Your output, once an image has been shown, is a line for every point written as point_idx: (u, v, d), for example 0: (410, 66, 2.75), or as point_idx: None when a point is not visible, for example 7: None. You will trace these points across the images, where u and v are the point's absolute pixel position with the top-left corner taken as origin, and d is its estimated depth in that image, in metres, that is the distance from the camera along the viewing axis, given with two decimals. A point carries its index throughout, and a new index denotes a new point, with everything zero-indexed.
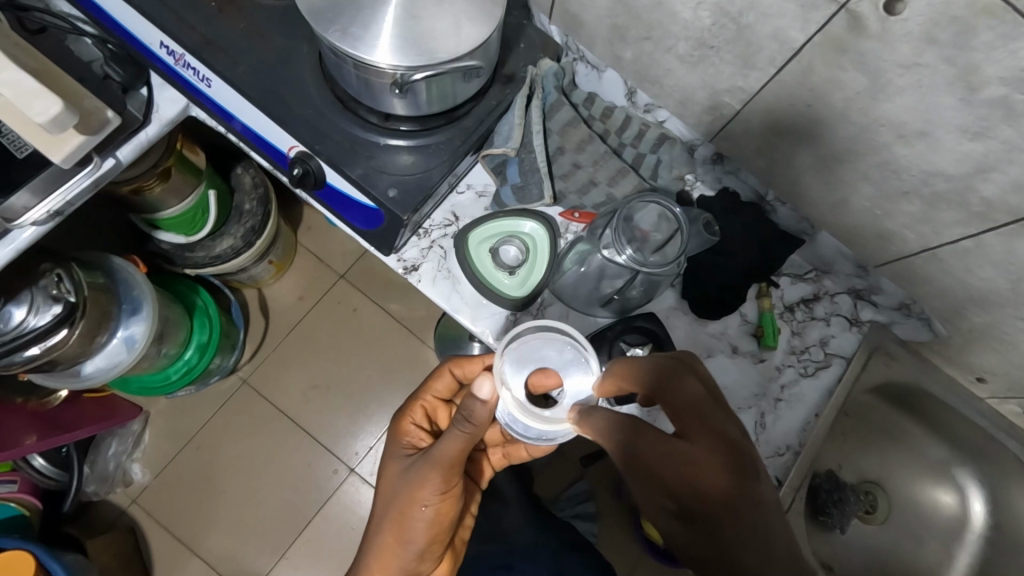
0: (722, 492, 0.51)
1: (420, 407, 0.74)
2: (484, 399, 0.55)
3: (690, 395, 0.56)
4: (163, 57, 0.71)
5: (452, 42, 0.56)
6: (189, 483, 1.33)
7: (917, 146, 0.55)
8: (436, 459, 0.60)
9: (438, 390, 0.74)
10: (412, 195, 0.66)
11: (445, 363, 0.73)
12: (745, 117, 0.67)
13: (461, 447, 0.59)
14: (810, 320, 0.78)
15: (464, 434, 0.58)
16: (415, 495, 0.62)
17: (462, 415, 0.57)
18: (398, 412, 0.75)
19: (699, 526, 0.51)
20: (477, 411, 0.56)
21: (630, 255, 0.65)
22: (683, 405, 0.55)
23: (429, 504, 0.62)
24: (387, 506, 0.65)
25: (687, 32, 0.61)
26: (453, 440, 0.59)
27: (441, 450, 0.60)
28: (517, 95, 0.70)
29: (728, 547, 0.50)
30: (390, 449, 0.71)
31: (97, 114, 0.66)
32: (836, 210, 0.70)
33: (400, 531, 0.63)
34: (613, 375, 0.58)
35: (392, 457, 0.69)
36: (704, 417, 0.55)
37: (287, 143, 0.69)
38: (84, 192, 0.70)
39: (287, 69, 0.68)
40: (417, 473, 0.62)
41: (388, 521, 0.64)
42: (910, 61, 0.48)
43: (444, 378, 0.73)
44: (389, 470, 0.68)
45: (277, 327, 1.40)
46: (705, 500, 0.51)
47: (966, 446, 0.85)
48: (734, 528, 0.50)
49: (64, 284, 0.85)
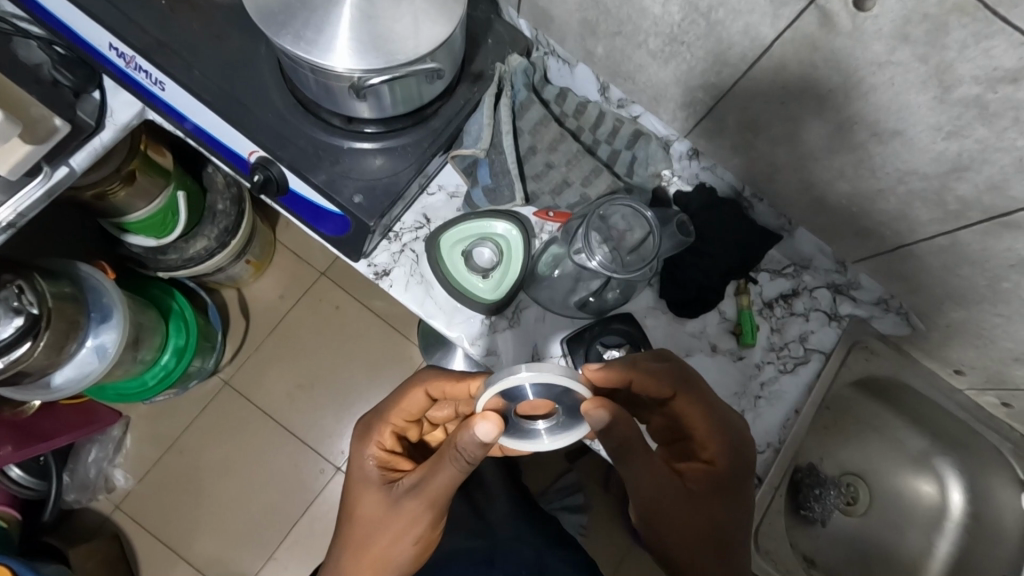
0: (723, 473, 0.66)
1: (390, 429, 0.71)
2: (488, 440, 0.55)
3: (706, 405, 0.67)
4: (113, 59, 0.68)
5: (411, 43, 0.53)
6: (173, 491, 1.32)
7: (892, 145, 0.54)
8: (429, 494, 0.62)
9: (410, 411, 0.71)
10: (379, 200, 0.64)
11: (419, 386, 0.69)
12: (719, 113, 0.65)
13: (454, 479, 0.61)
14: (789, 315, 0.77)
15: (460, 468, 0.59)
16: (409, 525, 0.64)
17: (461, 455, 0.58)
18: (362, 433, 0.72)
19: (700, 505, 0.65)
20: (474, 451, 0.56)
21: (601, 260, 0.63)
22: (707, 408, 0.67)
23: (421, 531, 0.64)
24: (373, 538, 0.65)
25: (657, 27, 0.59)
26: (446, 475, 0.61)
27: (436, 482, 0.61)
28: (486, 93, 0.68)
29: (712, 514, 0.65)
30: (359, 473, 0.69)
31: (44, 122, 0.63)
32: (813, 206, 0.69)
33: (390, 556, 0.65)
34: (626, 375, 0.63)
35: (366, 484, 0.68)
36: (715, 418, 0.67)
37: (247, 147, 0.67)
38: (37, 204, 0.68)
39: (246, 71, 0.65)
40: (408, 508, 0.63)
41: (372, 550, 0.65)
42: (882, 59, 0.47)
43: (417, 399, 0.70)
44: (366, 498, 0.67)
45: (258, 328, 1.38)
46: (711, 477, 0.66)
47: (946, 438, 0.85)
48: (719, 500, 0.66)
49: (26, 296, 0.83)
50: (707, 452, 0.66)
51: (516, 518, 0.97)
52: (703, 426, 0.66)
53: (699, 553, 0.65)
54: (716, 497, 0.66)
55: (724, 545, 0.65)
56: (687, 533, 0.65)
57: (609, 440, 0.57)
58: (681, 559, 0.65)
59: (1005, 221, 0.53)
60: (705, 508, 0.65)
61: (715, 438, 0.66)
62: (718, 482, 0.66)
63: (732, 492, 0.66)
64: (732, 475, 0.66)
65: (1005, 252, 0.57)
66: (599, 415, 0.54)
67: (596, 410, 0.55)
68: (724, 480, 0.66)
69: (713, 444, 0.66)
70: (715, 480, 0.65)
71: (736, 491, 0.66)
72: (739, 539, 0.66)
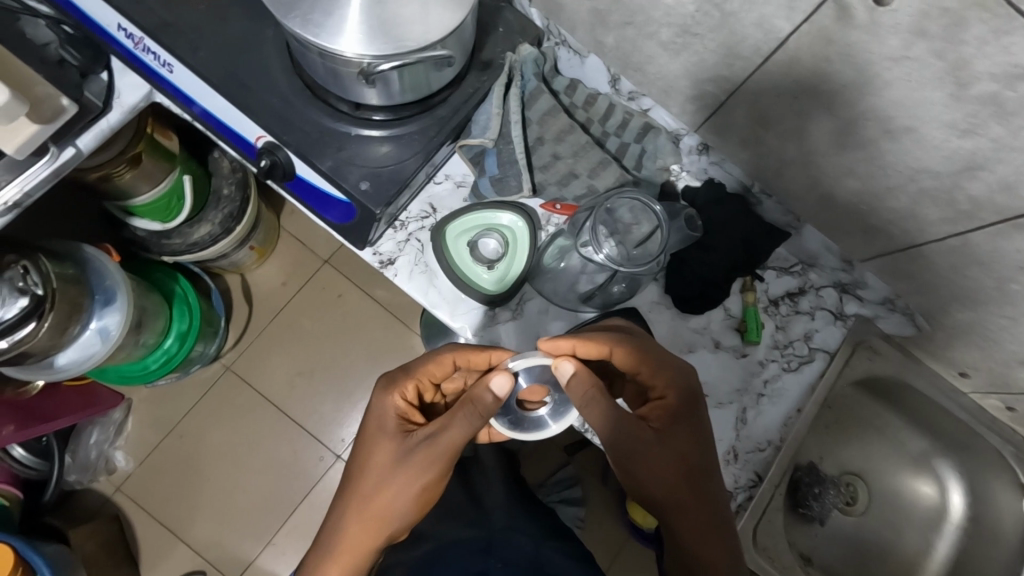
0: (681, 407, 0.66)
1: (413, 386, 0.71)
2: (495, 395, 0.58)
3: (645, 345, 0.67)
4: (122, 40, 0.68)
5: (420, 28, 0.53)
6: (176, 464, 1.33)
7: (905, 142, 0.53)
8: (444, 447, 0.63)
9: (434, 373, 0.71)
10: (386, 187, 0.64)
11: (448, 352, 0.69)
12: (729, 108, 0.65)
13: (467, 437, 0.61)
14: (794, 313, 0.76)
15: (470, 427, 0.61)
16: (419, 475, 0.64)
17: (475, 411, 0.59)
18: (385, 385, 0.72)
19: (670, 441, 0.63)
20: (488, 406, 0.58)
21: (609, 253, 0.63)
22: (648, 352, 0.66)
23: (429, 483, 0.65)
24: (381, 484, 0.65)
25: (670, 17, 0.58)
26: (462, 430, 0.61)
27: (452, 435, 0.62)
28: (495, 82, 0.67)
29: (682, 446, 0.64)
30: (377, 421, 0.69)
31: (50, 101, 0.62)
32: (822, 204, 0.68)
33: (394, 505, 0.66)
34: (569, 343, 0.63)
35: (381, 434, 0.68)
36: (660, 360, 0.67)
37: (254, 132, 0.66)
38: (45, 184, 0.67)
39: (252, 54, 0.65)
40: (420, 458, 0.64)
41: (379, 496, 0.66)
42: (898, 54, 0.46)
43: (444, 366, 0.70)
44: (380, 446, 0.67)
45: (261, 315, 1.38)
46: (670, 413, 0.65)
47: (947, 438, 0.85)
48: (686, 435, 0.65)
49: (31, 276, 0.83)
50: (656, 391, 0.67)
51: (514, 509, 0.97)
52: (647, 368, 0.66)
53: (677, 485, 0.62)
54: (678, 430, 0.65)
55: (701, 476, 0.64)
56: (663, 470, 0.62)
57: (581, 396, 0.58)
58: (668, 503, 0.63)
59: (1019, 223, 0.53)
60: (673, 441, 0.64)
61: (661, 375, 0.67)
62: (677, 416, 0.65)
63: (692, 422, 0.66)
64: (693, 412, 0.66)
65: (1015, 253, 0.56)
66: (566, 365, 0.57)
67: (564, 362, 0.57)
68: (681, 412, 0.66)
69: (659, 382, 0.67)
70: (673, 412, 0.65)
71: (698, 422, 0.66)
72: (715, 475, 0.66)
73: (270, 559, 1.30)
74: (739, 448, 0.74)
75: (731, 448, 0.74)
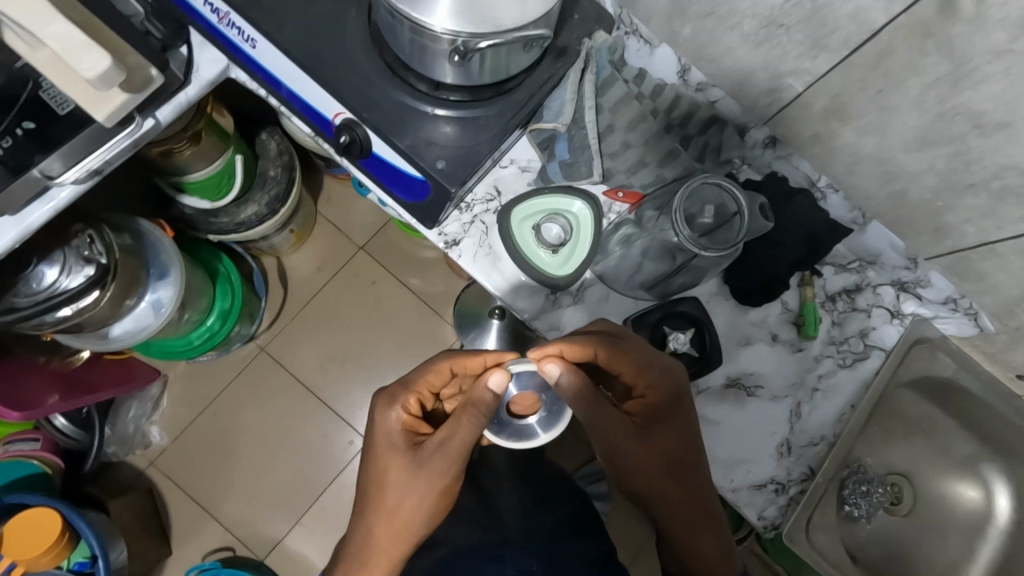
0: (662, 408, 0.68)
1: (414, 397, 0.72)
2: (494, 392, 0.60)
3: (629, 347, 0.65)
4: (206, 14, 0.69)
5: (516, 10, 0.54)
6: (189, 458, 1.34)
7: (995, 138, 0.53)
8: (453, 453, 0.66)
9: (433, 383, 0.72)
10: (461, 167, 0.65)
11: (445, 361, 0.70)
12: (806, 102, 0.65)
13: (474, 436, 0.64)
14: (852, 310, 0.76)
15: (478, 428, 0.62)
16: (436, 481, 0.68)
17: (477, 411, 0.61)
18: (385, 398, 0.73)
19: (646, 432, 0.70)
20: (489, 404, 0.61)
21: (688, 235, 0.62)
22: (633, 358, 0.65)
23: (446, 485, 0.68)
24: (403, 497, 0.69)
25: (756, 8, 0.59)
26: (467, 435, 0.64)
27: (459, 441, 0.64)
28: (571, 69, 0.68)
29: (659, 440, 0.69)
30: (383, 438, 0.71)
31: (140, 72, 0.64)
32: (893, 200, 0.69)
33: (419, 510, 0.69)
34: (557, 349, 0.62)
35: (391, 449, 0.70)
36: (645, 364, 0.66)
37: (333, 109, 0.67)
38: (123, 152, 0.69)
39: (335, 33, 0.66)
40: (433, 467, 0.67)
41: (402, 508, 0.69)
42: (1002, 47, 0.47)
43: (441, 374, 0.71)
44: (392, 463, 0.69)
45: (295, 299, 1.40)
46: (650, 411, 0.69)
47: (996, 443, 0.85)
48: (664, 432, 0.69)
49: (96, 246, 0.85)
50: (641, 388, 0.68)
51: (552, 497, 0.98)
52: (632, 372, 0.66)
53: (650, 465, 0.71)
54: (660, 425, 0.69)
55: (686, 467, 0.70)
56: (643, 461, 0.71)
57: (568, 393, 0.61)
58: (640, 475, 0.73)
59: None
60: (651, 434, 0.69)
61: (644, 375, 0.67)
62: (660, 413, 0.68)
63: (675, 419, 0.69)
64: (675, 414, 0.68)
65: None
66: (552, 367, 0.59)
67: (551, 363, 0.60)
68: (664, 410, 0.68)
69: (644, 383, 0.67)
70: (653, 410, 0.68)
71: (681, 421, 0.69)
72: (698, 467, 0.71)
73: (298, 540, 1.32)
74: (793, 441, 0.75)
75: (785, 440, 0.75)
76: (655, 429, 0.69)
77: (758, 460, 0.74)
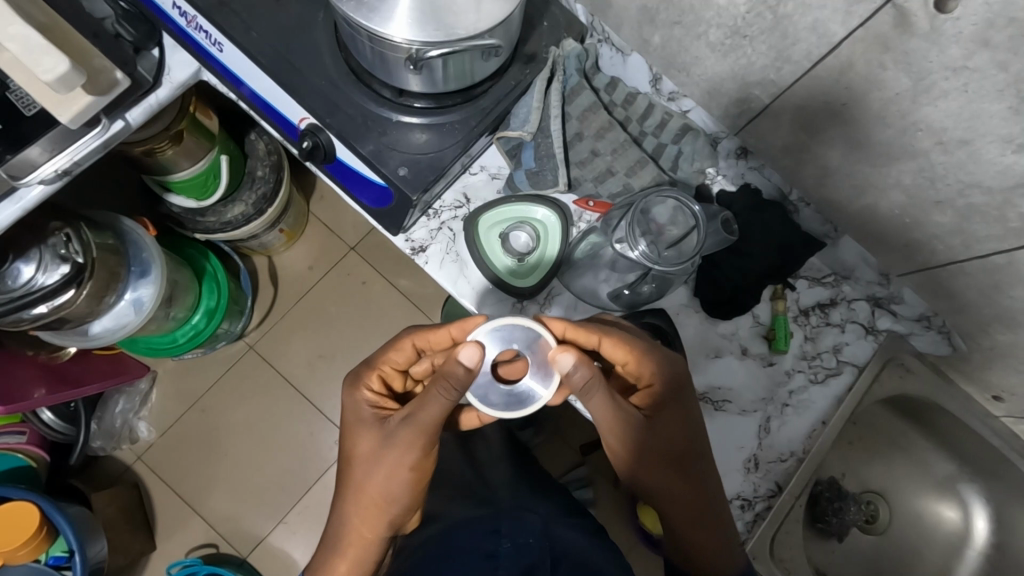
0: (666, 399, 0.65)
1: (377, 375, 0.71)
2: (467, 367, 0.55)
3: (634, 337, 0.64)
4: (175, 18, 0.70)
5: (472, 18, 0.53)
6: (190, 443, 1.35)
7: (957, 155, 0.52)
8: (418, 422, 0.61)
9: (397, 361, 0.70)
10: (423, 175, 0.64)
11: (407, 337, 0.69)
12: (774, 113, 0.64)
13: (446, 408, 0.59)
14: (825, 325, 0.75)
15: (449, 400, 0.58)
16: (403, 455, 0.64)
17: (449, 385, 0.56)
18: (351, 380, 0.72)
19: (660, 428, 0.65)
20: (460, 378, 0.55)
21: (643, 250, 0.62)
22: (631, 345, 0.63)
23: (416, 459, 0.64)
24: (370, 473, 0.66)
25: (720, 19, 0.58)
26: (437, 406, 0.59)
27: (426, 414, 0.60)
28: (537, 76, 0.68)
29: (669, 433, 0.66)
30: (355, 417, 0.69)
31: (106, 74, 0.64)
32: (864, 215, 0.67)
33: (388, 486, 0.66)
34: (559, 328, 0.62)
35: (363, 425, 0.68)
36: (644, 354, 0.64)
37: (298, 114, 0.67)
38: (93, 153, 0.70)
39: (301, 36, 0.66)
40: (400, 437, 0.63)
41: (370, 484, 0.66)
42: (958, 63, 0.46)
43: (405, 350, 0.70)
44: (362, 436, 0.67)
45: (284, 298, 1.40)
46: (656, 404, 0.65)
47: (976, 463, 0.84)
48: (668, 426, 0.66)
49: (72, 244, 0.85)
50: (642, 379, 0.65)
51: None
52: (633, 360, 0.64)
53: (665, 466, 0.66)
54: (668, 415, 0.65)
55: (690, 459, 0.67)
56: (653, 456, 0.66)
57: (577, 387, 0.57)
58: (657, 482, 0.68)
59: None
60: (663, 429, 0.65)
61: (646, 364, 0.64)
62: (665, 404, 0.65)
63: (681, 406, 0.66)
64: (679, 402, 0.66)
65: None
66: (565, 359, 0.56)
67: (563, 354, 0.56)
68: (667, 398, 0.65)
69: (645, 372, 0.65)
70: (659, 400, 0.65)
71: (686, 408, 0.66)
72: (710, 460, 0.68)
73: (281, 537, 1.32)
74: (760, 456, 0.73)
75: (753, 455, 0.73)
76: (665, 420, 0.65)
77: (723, 475, 0.73)
